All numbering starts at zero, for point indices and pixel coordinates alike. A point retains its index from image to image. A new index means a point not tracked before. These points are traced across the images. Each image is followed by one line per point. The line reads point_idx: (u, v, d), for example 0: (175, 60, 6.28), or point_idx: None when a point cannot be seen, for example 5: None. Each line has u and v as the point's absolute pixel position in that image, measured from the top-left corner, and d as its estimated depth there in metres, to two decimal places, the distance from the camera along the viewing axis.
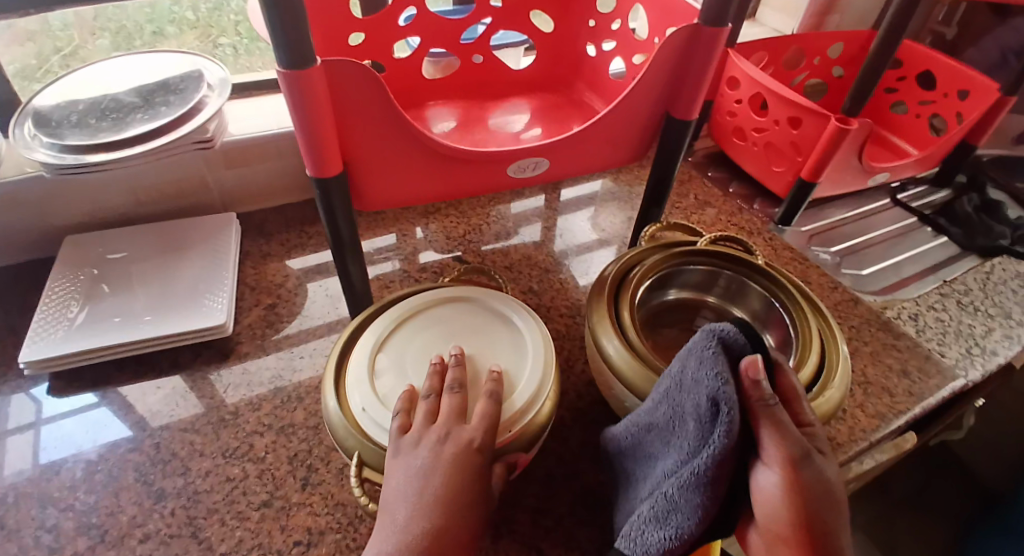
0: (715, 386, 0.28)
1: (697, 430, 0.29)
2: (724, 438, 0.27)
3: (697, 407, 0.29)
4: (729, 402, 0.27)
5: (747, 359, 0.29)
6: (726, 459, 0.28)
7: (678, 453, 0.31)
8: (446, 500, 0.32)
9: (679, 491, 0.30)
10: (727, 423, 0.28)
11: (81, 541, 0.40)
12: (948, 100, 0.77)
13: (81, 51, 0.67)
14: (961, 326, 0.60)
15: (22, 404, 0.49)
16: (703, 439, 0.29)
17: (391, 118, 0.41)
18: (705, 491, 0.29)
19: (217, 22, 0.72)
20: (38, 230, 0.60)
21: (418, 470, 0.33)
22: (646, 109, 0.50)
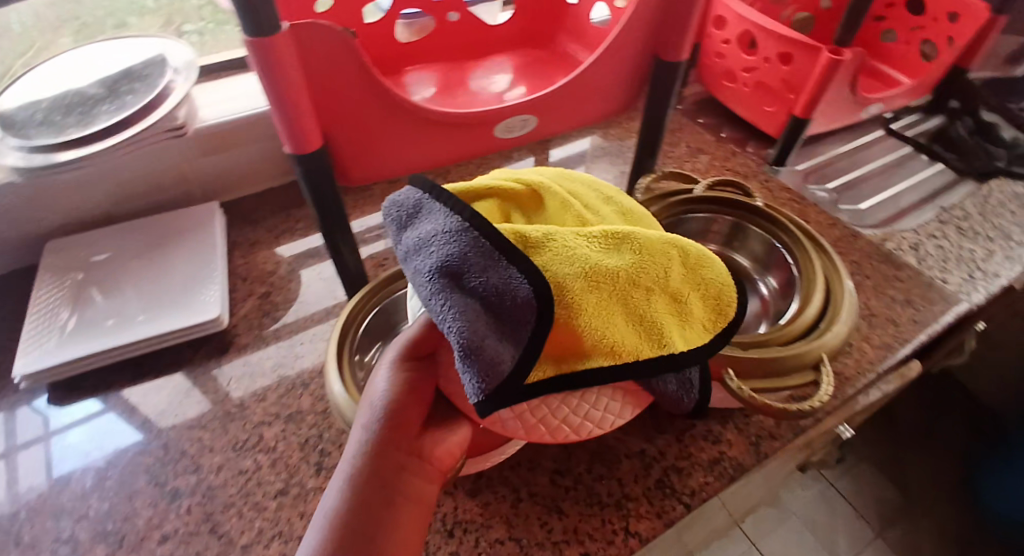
0: (420, 227, 0.25)
1: (427, 233, 0.24)
2: (409, 240, 0.25)
3: (403, 239, 0.25)
4: (407, 237, 0.25)
5: (415, 211, 0.26)
6: (439, 247, 0.23)
7: (423, 263, 0.23)
8: (382, 466, 0.27)
9: (442, 315, 0.23)
10: (413, 236, 0.25)
11: (100, 548, 0.39)
12: (938, 24, 0.73)
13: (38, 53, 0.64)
14: (961, 252, 0.59)
15: (25, 416, 0.48)
16: (447, 228, 0.23)
17: (367, 82, 0.39)
18: (457, 299, 0.23)
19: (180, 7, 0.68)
20: (16, 239, 0.58)
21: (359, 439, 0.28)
22: (633, 55, 0.48)
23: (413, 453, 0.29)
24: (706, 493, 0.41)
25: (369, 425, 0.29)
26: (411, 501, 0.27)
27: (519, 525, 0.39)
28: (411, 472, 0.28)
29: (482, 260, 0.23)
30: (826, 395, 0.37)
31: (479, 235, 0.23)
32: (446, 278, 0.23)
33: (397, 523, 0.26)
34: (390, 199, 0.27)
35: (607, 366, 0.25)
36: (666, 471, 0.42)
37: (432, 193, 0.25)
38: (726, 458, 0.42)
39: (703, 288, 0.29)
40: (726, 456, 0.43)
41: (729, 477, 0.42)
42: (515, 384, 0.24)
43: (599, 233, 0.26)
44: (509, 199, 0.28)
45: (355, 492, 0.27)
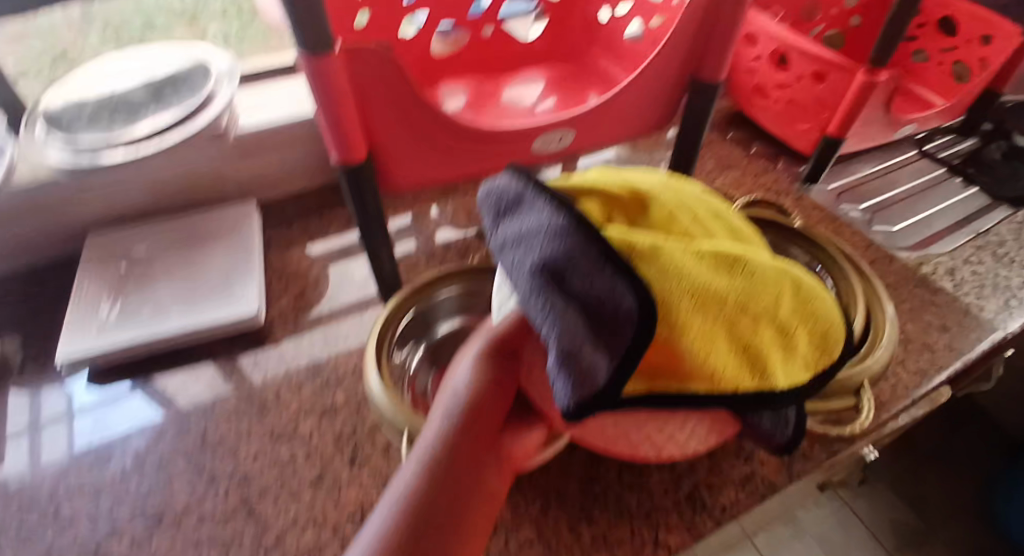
0: (524, 222, 0.27)
1: (532, 230, 0.26)
2: (514, 234, 0.27)
3: (507, 233, 0.28)
4: (512, 232, 0.27)
5: (518, 207, 0.28)
6: (542, 243, 0.25)
7: (529, 257, 0.25)
8: (461, 455, 0.27)
9: (540, 307, 0.24)
10: (517, 231, 0.27)
11: (137, 528, 0.40)
12: (971, 46, 0.73)
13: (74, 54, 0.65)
14: (997, 278, 0.59)
15: (65, 398, 0.49)
16: (550, 226, 0.25)
17: (413, 96, 0.40)
18: (554, 293, 0.24)
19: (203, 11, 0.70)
20: (61, 227, 0.60)
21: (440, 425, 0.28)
22: (670, 74, 0.49)
23: (488, 448, 0.29)
24: (737, 510, 0.41)
25: (452, 411, 0.28)
26: (484, 496, 0.27)
27: (549, 530, 0.40)
28: (485, 467, 0.28)
29: (587, 263, 0.24)
30: (868, 421, 0.37)
31: (584, 234, 0.24)
32: (548, 276, 0.24)
33: (473, 516, 0.25)
34: (490, 189, 0.30)
35: (705, 390, 0.25)
36: (698, 486, 0.42)
37: (535, 186, 0.28)
38: (757, 476, 0.42)
39: (812, 323, 0.28)
40: (758, 473, 0.43)
41: (761, 495, 0.41)
42: (610, 397, 0.24)
43: (710, 253, 0.26)
44: (611, 203, 0.28)
45: (435, 476, 0.25)
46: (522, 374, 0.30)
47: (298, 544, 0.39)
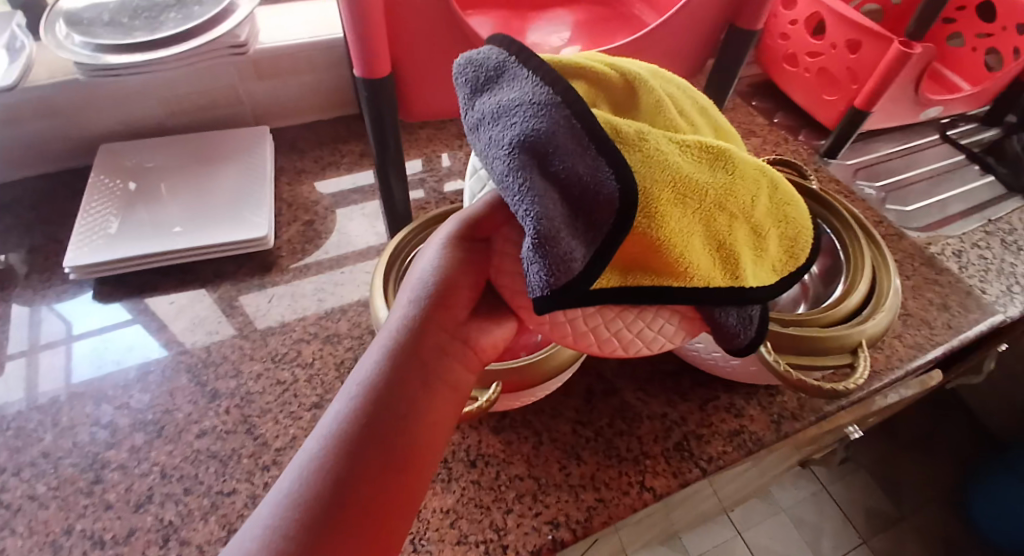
0: (502, 95, 0.24)
1: (512, 104, 0.23)
2: (489, 107, 0.25)
3: (481, 106, 0.25)
4: (487, 105, 0.25)
5: (496, 78, 0.25)
6: (524, 119, 0.23)
7: (507, 133, 0.23)
8: (423, 346, 0.27)
9: (516, 191, 0.23)
10: (493, 104, 0.24)
11: (138, 437, 0.41)
12: (1007, 33, 0.71)
13: None
14: (1004, 264, 0.59)
15: (71, 308, 0.50)
16: (535, 99, 0.23)
17: (439, 12, 0.39)
18: (534, 177, 0.23)
19: None
20: (71, 139, 0.59)
21: (401, 316, 0.28)
22: (706, 19, 0.47)
23: (454, 338, 0.28)
24: (723, 462, 0.42)
25: (416, 301, 0.28)
26: (446, 385, 0.27)
27: (538, 466, 0.41)
28: (450, 356, 0.28)
29: (573, 143, 0.22)
30: (864, 374, 0.37)
31: (569, 114, 0.22)
32: (528, 157, 0.23)
33: (434, 404, 0.26)
34: (467, 58, 0.27)
35: (677, 287, 0.25)
36: (686, 435, 0.43)
37: (519, 58, 0.25)
38: (745, 431, 0.43)
39: (784, 226, 0.28)
40: (746, 429, 0.43)
41: (747, 449, 0.43)
42: (583, 286, 0.23)
43: (694, 145, 0.25)
44: (601, 85, 0.26)
45: (395, 367, 0.26)
46: (492, 263, 0.28)
47: None
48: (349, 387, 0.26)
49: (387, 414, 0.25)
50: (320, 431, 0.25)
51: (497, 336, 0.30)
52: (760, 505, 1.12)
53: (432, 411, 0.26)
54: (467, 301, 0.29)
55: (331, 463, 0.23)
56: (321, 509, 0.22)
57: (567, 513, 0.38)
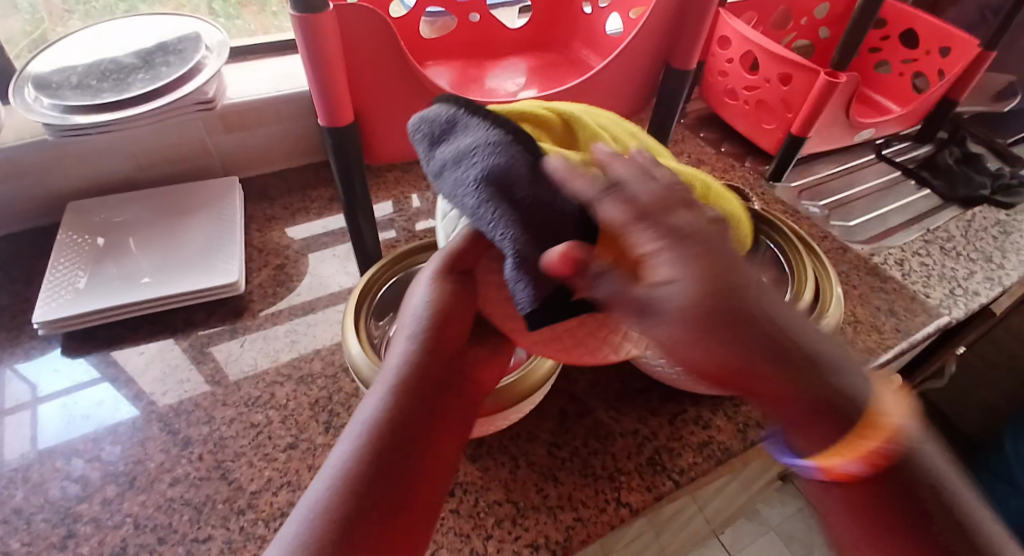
0: (460, 142, 0.30)
1: (470, 147, 0.30)
2: (450, 154, 0.31)
3: (441, 153, 0.31)
4: (449, 151, 0.31)
5: (451, 131, 0.32)
6: (483, 159, 0.29)
7: (469, 171, 0.29)
8: (429, 377, 0.32)
9: (492, 217, 0.29)
10: (454, 150, 0.30)
11: (110, 489, 0.41)
12: (931, 57, 0.78)
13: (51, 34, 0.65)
14: (944, 270, 0.63)
15: (37, 365, 0.49)
16: (489, 143, 0.29)
17: (400, 65, 0.42)
18: (507, 205, 0.29)
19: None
20: (39, 197, 0.60)
21: (404, 349, 0.33)
22: (646, 60, 0.51)
23: (455, 366, 0.34)
24: (695, 473, 0.43)
25: (416, 334, 0.33)
26: (447, 407, 0.32)
27: (516, 490, 0.41)
28: (452, 385, 0.33)
29: (523, 174, 0.29)
30: None
31: (517, 151, 0.29)
32: (494, 188, 0.29)
33: (441, 426, 0.31)
34: (419, 117, 0.33)
35: None
36: (658, 450, 0.44)
37: (467, 111, 0.31)
38: (714, 442, 0.45)
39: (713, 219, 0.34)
40: (715, 440, 0.45)
41: (717, 459, 0.44)
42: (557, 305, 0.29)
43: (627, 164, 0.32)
44: (544, 128, 0.33)
45: (404, 397, 0.31)
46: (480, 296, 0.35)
47: (273, 504, 0.40)
48: (362, 414, 0.30)
49: (402, 437, 0.29)
50: (339, 456, 0.29)
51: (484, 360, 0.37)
52: (750, 526, 1.12)
53: (437, 431, 0.31)
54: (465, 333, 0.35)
55: (356, 475, 0.27)
56: (349, 521, 0.26)
57: (546, 535, 0.39)
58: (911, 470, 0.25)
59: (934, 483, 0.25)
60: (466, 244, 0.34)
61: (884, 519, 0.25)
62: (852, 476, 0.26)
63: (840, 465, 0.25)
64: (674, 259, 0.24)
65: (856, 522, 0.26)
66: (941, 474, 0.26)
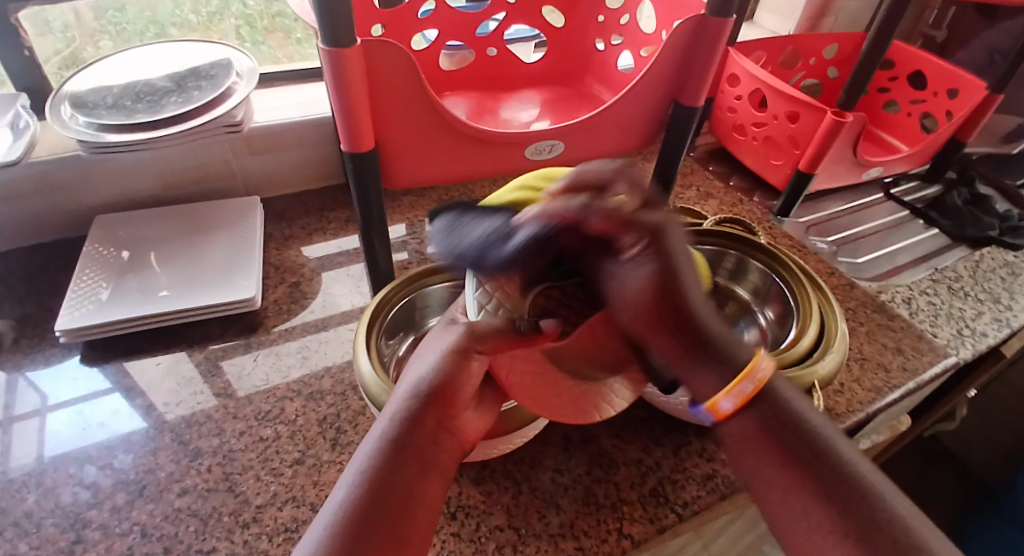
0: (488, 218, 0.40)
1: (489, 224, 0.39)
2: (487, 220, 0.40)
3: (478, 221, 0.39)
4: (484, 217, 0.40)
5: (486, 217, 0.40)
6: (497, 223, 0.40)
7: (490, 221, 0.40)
8: (420, 436, 0.32)
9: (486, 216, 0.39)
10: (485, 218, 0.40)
11: (120, 496, 0.41)
12: (938, 99, 0.80)
13: (80, 53, 0.67)
14: (952, 309, 0.63)
15: (55, 372, 0.51)
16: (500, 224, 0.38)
17: (421, 98, 0.44)
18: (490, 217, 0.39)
19: (218, 25, 0.73)
20: (69, 210, 0.62)
21: (398, 407, 0.33)
22: (656, 96, 0.53)
23: (449, 426, 0.34)
24: (697, 506, 0.43)
25: (414, 394, 0.33)
26: (438, 467, 0.32)
27: (518, 516, 0.41)
28: (443, 442, 0.33)
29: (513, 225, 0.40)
30: None
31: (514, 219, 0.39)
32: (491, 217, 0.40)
33: (428, 479, 0.31)
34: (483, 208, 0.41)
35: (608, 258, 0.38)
36: (661, 480, 0.44)
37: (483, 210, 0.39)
38: (718, 475, 0.45)
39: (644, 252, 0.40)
40: (719, 473, 0.45)
41: (721, 493, 0.44)
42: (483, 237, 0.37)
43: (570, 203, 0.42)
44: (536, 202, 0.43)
45: (394, 455, 0.31)
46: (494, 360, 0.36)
47: (277, 519, 0.40)
48: (353, 467, 0.31)
49: (384, 499, 0.29)
50: (329, 513, 0.29)
51: (480, 420, 0.36)
52: None
53: (421, 489, 0.31)
54: (465, 393, 0.35)
55: (341, 534, 0.28)
56: None
57: None
58: (784, 418, 0.34)
59: (804, 424, 0.33)
60: (494, 336, 0.35)
61: (764, 449, 0.33)
62: (732, 414, 0.35)
63: (721, 404, 0.35)
64: (630, 233, 0.36)
65: (756, 455, 0.33)
66: (808, 417, 0.34)
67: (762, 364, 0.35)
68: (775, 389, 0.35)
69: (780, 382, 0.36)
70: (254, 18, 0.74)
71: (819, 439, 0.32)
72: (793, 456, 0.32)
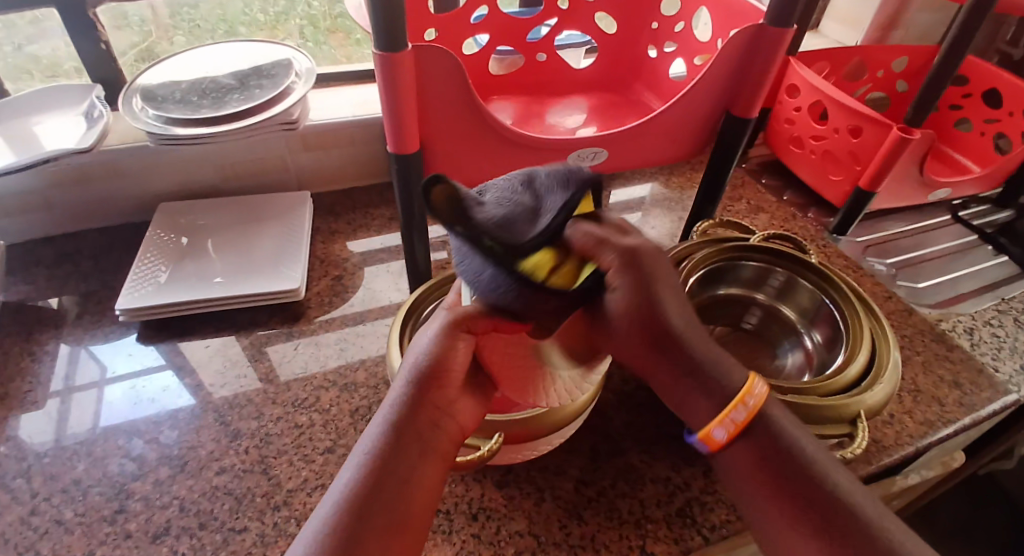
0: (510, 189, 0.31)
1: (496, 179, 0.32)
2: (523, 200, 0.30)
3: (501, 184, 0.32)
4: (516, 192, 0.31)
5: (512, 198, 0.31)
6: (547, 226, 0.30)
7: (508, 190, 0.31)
8: (418, 420, 0.32)
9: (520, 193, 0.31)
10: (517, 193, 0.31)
11: (162, 471, 0.44)
12: (1015, 118, 0.74)
13: (157, 47, 0.72)
14: (1018, 343, 0.58)
15: (111, 348, 0.54)
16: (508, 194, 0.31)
17: (467, 103, 0.44)
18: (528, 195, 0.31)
19: (285, 25, 0.76)
20: (135, 196, 0.66)
21: (395, 394, 0.33)
22: (708, 105, 0.52)
23: (445, 408, 0.33)
24: (726, 531, 0.42)
25: (411, 378, 0.33)
26: (437, 455, 0.32)
27: (540, 523, 0.41)
28: (440, 429, 0.33)
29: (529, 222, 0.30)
30: (862, 446, 0.38)
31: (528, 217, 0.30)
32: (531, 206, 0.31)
33: (428, 468, 0.31)
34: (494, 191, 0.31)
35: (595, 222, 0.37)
36: (689, 501, 0.43)
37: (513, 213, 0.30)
38: None
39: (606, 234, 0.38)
40: None
41: None
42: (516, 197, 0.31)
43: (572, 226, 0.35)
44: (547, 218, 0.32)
45: (391, 440, 0.31)
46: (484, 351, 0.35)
47: (305, 504, 0.42)
48: (356, 456, 0.31)
49: (386, 486, 0.30)
50: (332, 500, 0.29)
51: (478, 403, 0.35)
52: None
53: (418, 480, 0.31)
54: (460, 374, 0.34)
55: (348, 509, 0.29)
56: None
57: None
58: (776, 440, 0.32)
59: (797, 452, 0.32)
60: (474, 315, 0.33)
61: (767, 481, 0.32)
62: (726, 444, 0.33)
63: (715, 433, 0.33)
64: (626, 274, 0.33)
65: (752, 485, 0.32)
66: (801, 443, 0.32)
67: (756, 384, 0.33)
68: (772, 415, 0.33)
69: (778, 410, 0.34)
70: (319, 19, 0.77)
71: (824, 475, 0.31)
72: (797, 500, 0.31)
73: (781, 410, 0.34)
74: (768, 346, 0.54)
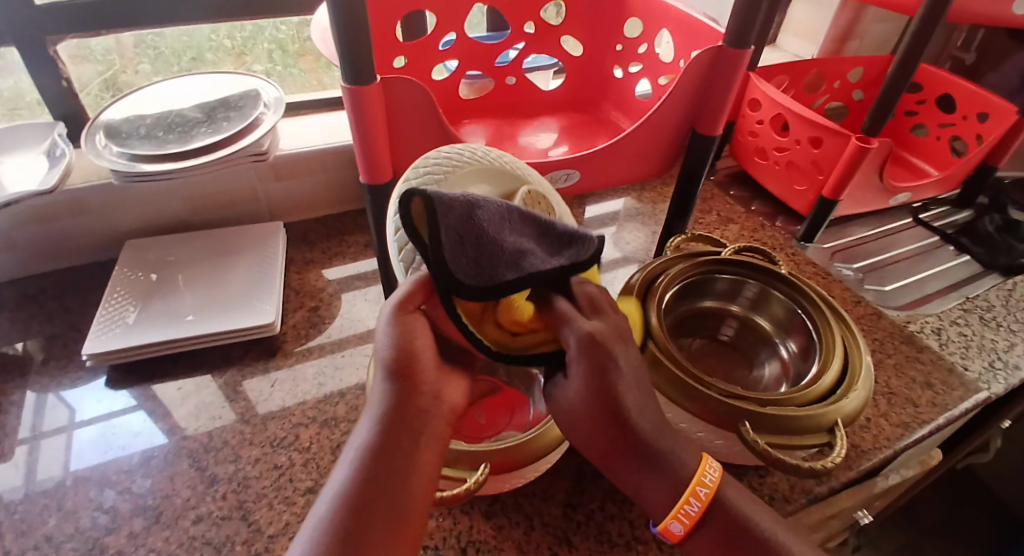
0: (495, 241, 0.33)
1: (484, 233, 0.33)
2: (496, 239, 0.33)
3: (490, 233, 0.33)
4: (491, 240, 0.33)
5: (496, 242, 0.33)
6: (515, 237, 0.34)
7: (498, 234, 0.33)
8: (406, 411, 0.31)
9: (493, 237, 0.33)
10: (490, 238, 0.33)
11: (137, 522, 0.42)
12: (968, 123, 0.78)
13: (122, 76, 0.70)
14: (983, 341, 0.60)
15: (78, 394, 0.52)
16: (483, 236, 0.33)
17: (437, 132, 0.45)
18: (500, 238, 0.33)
19: (252, 49, 0.76)
20: (100, 234, 0.65)
21: (378, 385, 0.32)
22: (675, 124, 0.53)
23: (432, 395, 0.32)
24: None
25: (387, 370, 0.32)
26: (431, 446, 0.31)
27: (529, 552, 0.41)
28: (429, 416, 0.31)
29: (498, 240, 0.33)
30: (841, 456, 0.38)
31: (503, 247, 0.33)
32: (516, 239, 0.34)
33: (420, 458, 0.30)
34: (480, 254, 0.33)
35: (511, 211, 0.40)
36: None
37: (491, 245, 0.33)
38: None
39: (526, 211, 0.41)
40: None
41: None
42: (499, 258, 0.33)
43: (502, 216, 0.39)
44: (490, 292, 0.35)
45: (382, 436, 0.30)
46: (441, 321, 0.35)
47: (288, 549, 0.40)
48: (347, 457, 0.30)
49: (380, 484, 0.29)
50: (327, 501, 0.29)
51: (463, 383, 0.35)
52: None
53: (414, 472, 0.30)
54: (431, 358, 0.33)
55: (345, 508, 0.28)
56: None
57: None
58: (732, 529, 0.32)
59: (757, 539, 0.32)
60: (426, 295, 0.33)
61: None
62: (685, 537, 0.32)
63: (672, 526, 0.32)
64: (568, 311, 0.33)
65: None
66: (758, 525, 0.32)
67: (707, 471, 0.32)
68: (727, 497, 0.33)
69: (733, 490, 0.34)
70: (286, 43, 0.77)
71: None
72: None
73: (738, 494, 0.34)
74: (745, 357, 0.54)
